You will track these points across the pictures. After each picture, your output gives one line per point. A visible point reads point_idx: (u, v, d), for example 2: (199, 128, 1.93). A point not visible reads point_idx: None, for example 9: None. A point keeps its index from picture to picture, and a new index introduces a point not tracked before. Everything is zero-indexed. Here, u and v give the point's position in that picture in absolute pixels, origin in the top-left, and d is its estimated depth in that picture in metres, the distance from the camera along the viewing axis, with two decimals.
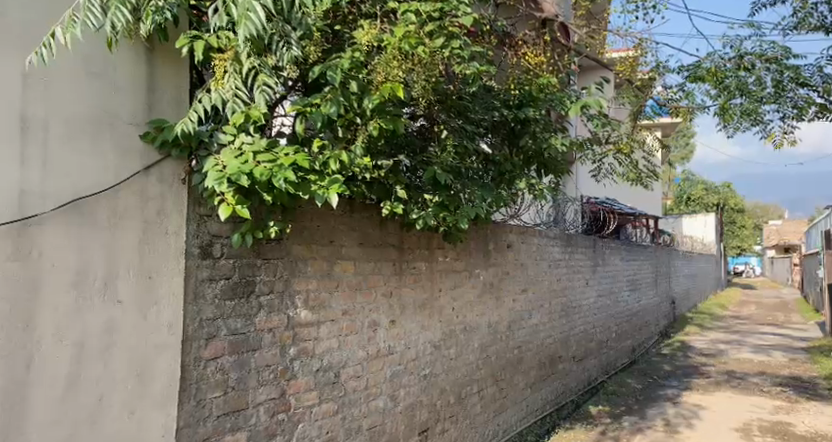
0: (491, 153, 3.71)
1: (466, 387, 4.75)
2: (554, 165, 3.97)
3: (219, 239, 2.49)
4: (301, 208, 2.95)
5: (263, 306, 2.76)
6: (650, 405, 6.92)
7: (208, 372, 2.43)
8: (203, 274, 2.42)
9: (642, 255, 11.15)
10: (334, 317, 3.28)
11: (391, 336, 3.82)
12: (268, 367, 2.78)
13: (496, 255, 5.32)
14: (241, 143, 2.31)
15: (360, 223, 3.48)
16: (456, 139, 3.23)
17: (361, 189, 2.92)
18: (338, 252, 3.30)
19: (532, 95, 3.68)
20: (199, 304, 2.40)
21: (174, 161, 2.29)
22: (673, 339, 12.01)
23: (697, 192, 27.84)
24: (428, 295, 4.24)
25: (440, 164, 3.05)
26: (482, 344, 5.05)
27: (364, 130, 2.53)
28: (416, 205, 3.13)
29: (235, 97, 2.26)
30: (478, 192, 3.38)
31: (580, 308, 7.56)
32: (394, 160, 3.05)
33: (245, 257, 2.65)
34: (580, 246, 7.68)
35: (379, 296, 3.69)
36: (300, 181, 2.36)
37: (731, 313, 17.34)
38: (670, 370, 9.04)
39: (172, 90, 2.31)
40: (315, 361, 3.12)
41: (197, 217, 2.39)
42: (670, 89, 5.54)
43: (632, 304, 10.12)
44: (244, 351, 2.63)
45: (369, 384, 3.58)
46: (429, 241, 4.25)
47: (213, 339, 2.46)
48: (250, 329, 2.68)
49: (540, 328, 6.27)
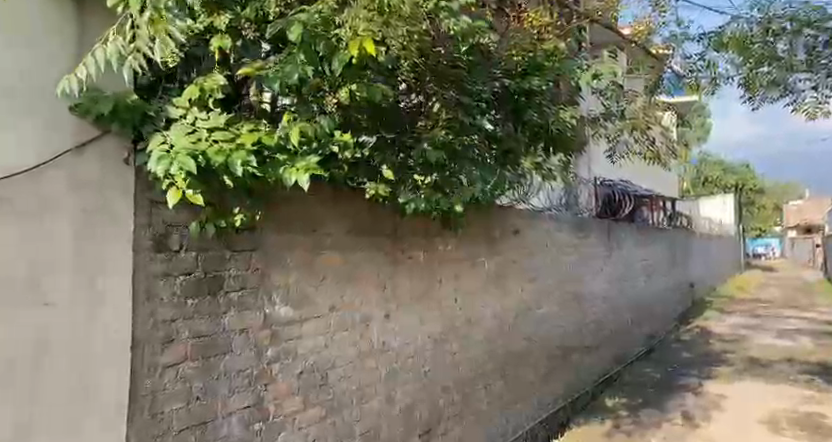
0: (494, 130, 3.27)
1: (471, 383, 4.44)
2: (561, 145, 3.61)
3: (178, 230, 2.18)
4: (277, 192, 2.64)
5: (234, 304, 2.46)
6: (669, 396, 6.56)
7: (166, 380, 2.13)
8: (158, 270, 2.11)
9: (659, 239, 10.73)
10: (320, 313, 2.98)
11: (386, 331, 3.51)
12: (242, 372, 2.49)
13: (502, 242, 4.97)
14: (195, 118, 1.99)
15: (347, 209, 3.16)
16: (457, 116, 2.90)
17: (344, 171, 2.61)
18: (323, 242, 2.99)
19: (540, 64, 3.30)
20: (153, 304, 2.09)
21: (115, 138, 1.96)
22: (692, 325, 11.59)
23: (715, 174, 27.10)
24: (427, 287, 3.92)
25: (431, 139, 2.77)
26: (488, 337, 4.73)
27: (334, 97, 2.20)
28: (406, 189, 2.83)
29: (136, 53, 1.80)
30: (478, 173, 3.08)
31: (593, 296, 7.20)
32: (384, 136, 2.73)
33: (211, 248, 2.35)
34: (593, 231, 7.29)
35: (372, 288, 3.38)
36: (265, 162, 2.05)
37: (751, 296, 16.83)
38: (689, 358, 8.65)
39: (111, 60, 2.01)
40: (298, 362, 2.82)
41: (149, 204, 2.06)
42: (689, 59, 5.14)
43: (647, 291, 9.72)
44: (211, 355, 2.33)
45: (362, 384, 3.28)
46: (427, 229, 3.91)
47: (172, 344, 2.16)
48: (219, 330, 2.38)
49: (551, 318, 5.94)
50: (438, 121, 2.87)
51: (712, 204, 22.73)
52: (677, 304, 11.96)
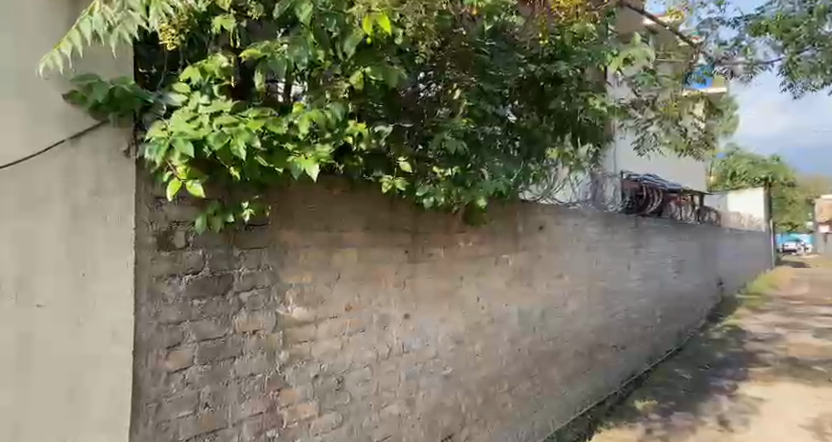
0: (515, 119, 3.17)
1: (495, 385, 4.27)
2: (588, 137, 3.41)
3: (184, 226, 2.05)
4: (289, 187, 2.51)
5: (244, 305, 2.33)
6: (702, 398, 6.29)
7: (173, 387, 2.01)
8: (162, 269, 1.98)
9: (688, 234, 10.38)
10: (335, 313, 2.83)
11: (406, 332, 3.36)
12: (253, 377, 2.36)
13: (526, 238, 4.78)
14: (197, 104, 1.86)
15: (363, 204, 3.02)
16: (477, 102, 2.73)
17: (358, 163, 2.44)
18: (338, 239, 2.85)
19: (565, 46, 3.14)
20: (158, 306, 1.96)
21: (113, 128, 1.84)
22: (724, 322, 11.21)
23: (744, 167, 26.34)
24: (448, 285, 3.75)
25: (453, 129, 2.57)
26: (512, 338, 4.55)
27: (346, 81, 2.06)
28: (425, 180, 2.62)
29: (126, 20, 1.70)
30: (501, 165, 2.94)
31: (621, 293, 6.97)
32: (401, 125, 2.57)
33: (218, 245, 2.22)
34: (620, 227, 7.04)
35: (390, 287, 3.23)
36: (276, 149, 1.95)
37: (783, 292, 16.30)
38: (722, 358, 8.33)
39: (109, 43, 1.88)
40: (313, 366, 2.68)
41: (151, 199, 1.92)
42: (725, 44, 4.89)
43: (676, 288, 9.40)
44: (220, 359, 2.20)
45: (379, 389, 3.13)
46: (448, 224, 3.74)
47: (178, 348, 2.03)
48: (229, 332, 2.25)
49: (577, 318, 5.73)
50: (460, 110, 2.69)
51: (741, 198, 22.06)
52: (707, 301, 11.59)
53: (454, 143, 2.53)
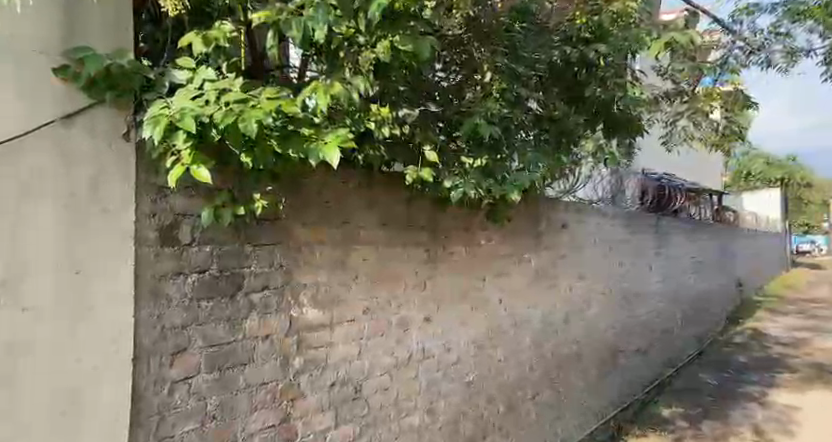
0: (543, 112, 2.92)
1: (517, 392, 4.05)
2: (617, 126, 3.30)
3: (189, 219, 1.85)
4: (303, 179, 2.31)
5: (255, 307, 2.12)
6: (730, 405, 6.03)
7: (177, 398, 1.81)
8: (166, 267, 1.79)
9: (707, 234, 10.09)
10: (352, 316, 2.62)
11: (426, 336, 3.15)
12: (265, 386, 2.15)
13: (548, 237, 4.55)
14: (202, 80, 1.66)
15: (382, 199, 2.81)
16: (510, 85, 2.51)
17: (379, 153, 2.24)
18: (355, 236, 2.65)
19: (605, 27, 2.91)
20: (160, 307, 1.77)
21: (110, 109, 1.62)
22: (744, 325, 10.92)
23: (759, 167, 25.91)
24: (471, 285, 3.53)
25: (484, 112, 2.37)
26: (534, 342, 4.32)
27: (370, 50, 1.85)
28: (452, 170, 2.43)
29: None
30: (532, 155, 2.73)
31: (643, 295, 6.72)
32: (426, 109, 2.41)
33: (228, 241, 2.02)
34: (641, 226, 6.79)
35: (410, 288, 3.02)
36: (289, 130, 1.77)
37: (801, 294, 15.97)
38: (746, 362, 8.06)
39: (102, 7, 1.61)
40: (329, 373, 2.47)
41: (154, 189, 1.74)
42: (757, 32, 4.67)
43: (696, 289, 9.12)
44: (228, 367, 2.00)
45: (399, 397, 2.91)
46: (470, 221, 3.53)
47: (183, 354, 1.83)
48: (239, 338, 2.05)
49: (599, 321, 5.49)
50: (492, 93, 2.47)
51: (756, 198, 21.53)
52: (726, 303, 11.29)
53: (488, 128, 2.33)
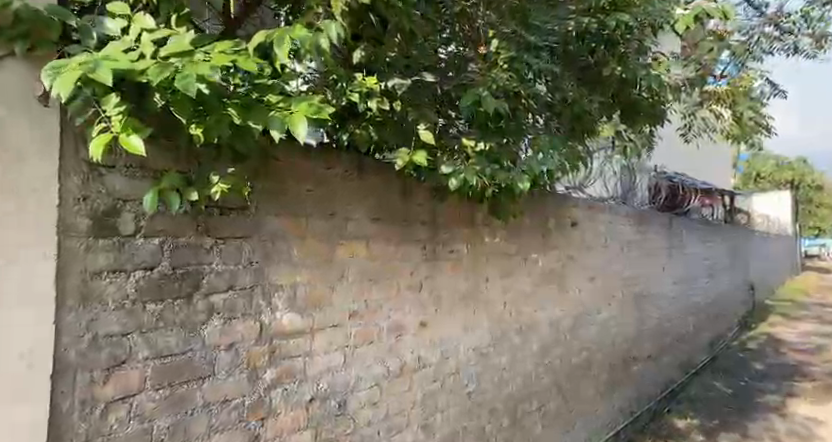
0: (553, 97, 2.61)
1: (523, 403, 3.72)
2: (638, 114, 3.06)
3: (132, 206, 1.55)
4: (278, 164, 2.03)
5: (218, 311, 1.81)
6: (749, 417, 5.67)
7: (114, 421, 1.49)
8: (101, 263, 1.47)
9: (720, 235, 9.72)
10: (337, 321, 2.31)
11: (422, 343, 2.83)
12: (229, 403, 1.83)
13: (557, 235, 4.22)
14: (139, 31, 1.35)
15: (373, 190, 2.50)
16: (518, 54, 2.27)
17: (368, 133, 2.00)
18: (341, 229, 2.34)
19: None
20: (94, 310, 1.45)
21: (25, 63, 1.31)
22: (757, 331, 10.53)
23: (770, 169, 25.41)
24: (472, 287, 3.21)
25: (488, 85, 2.07)
26: (542, 348, 3.99)
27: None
28: (452, 154, 2.18)
29: None
30: (546, 139, 2.45)
31: (655, 299, 6.37)
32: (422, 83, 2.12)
33: (184, 232, 1.70)
34: (654, 226, 6.44)
35: (404, 290, 2.70)
36: (254, 102, 1.50)
37: (816, 299, 15.49)
38: (763, 370, 7.69)
39: None
40: (308, 387, 2.15)
41: (86, 167, 1.43)
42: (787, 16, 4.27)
43: (708, 293, 8.75)
44: (182, 381, 1.69)
45: (391, 413, 2.59)
46: (472, 216, 3.20)
47: (121, 368, 1.51)
48: (196, 347, 1.74)
49: (610, 326, 5.15)
50: (499, 65, 2.22)
51: (766, 199, 20.79)
52: (739, 307, 10.92)
53: (494, 103, 1.99)
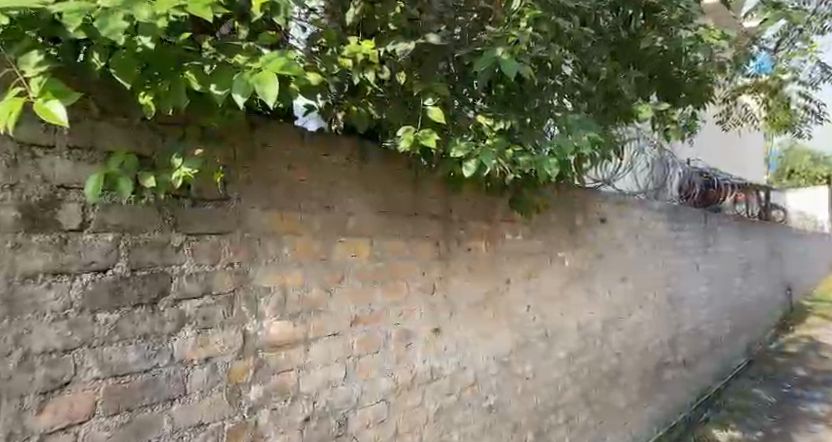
0: (581, 79, 2.31)
1: (549, 416, 3.41)
2: (677, 93, 2.82)
3: (77, 195, 1.28)
4: (265, 149, 1.76)
5: (189, 320, 1.54)
6: (796, 430, 5.25)
7: None
8: (35, 263, 1.21)
9: (757, 232, 9.21)
10: (336, 329, 2.02)
11: (436, 353, 2.53)
12: (204, 429, 1.56)
13: (585, 232, 3.87)
14: None
15: (378, 182, 2.21)
16: (545, 12, 1.94)
17: (368, 111, 1.83)
18: (341, 225, 2.06)
19: None
20: (22, 321, 1.18)
21: None
22: (796, 333, 9.98)
23: (804, 163, 24.44)
24: (492, 289, 2.90)
25: (509, 43, 1.76)
26: (569, 355, 3.66)
27: None
28: (465, 138, 1.91)
29: None
30: (575, 116, 2.18)
31: (689, 300, 5.97)
32: (431, 48, 1.85)
33: (147, 227, 1.43)
34: (688, 223, 6.04)
35: (415, 292, 2.41)
36: (219, 66, 1.25)
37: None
38: (806, 376, 7.20)
39: None
40: (302, 405, 1.87)
41: (15, 146, 1.17)
42: None
43: (744, 294, 8.27)
44: (144, 405, 1.41)
45: (400, 432, 2.30)
46: (491, 211, 2.91)
47: (63, 391, 1.25)
48: (162, 364, 1.46)
49: (642, 329, 4.79)
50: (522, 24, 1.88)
51: (801, 195, 19.89)
52: (775, 308, 10.37)
53: (516, 65, 1.69)
